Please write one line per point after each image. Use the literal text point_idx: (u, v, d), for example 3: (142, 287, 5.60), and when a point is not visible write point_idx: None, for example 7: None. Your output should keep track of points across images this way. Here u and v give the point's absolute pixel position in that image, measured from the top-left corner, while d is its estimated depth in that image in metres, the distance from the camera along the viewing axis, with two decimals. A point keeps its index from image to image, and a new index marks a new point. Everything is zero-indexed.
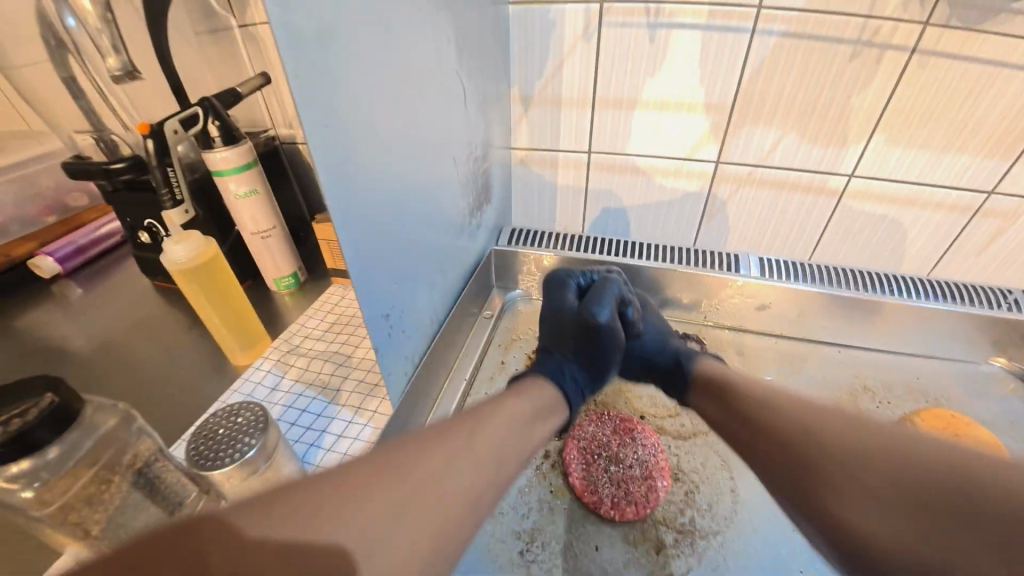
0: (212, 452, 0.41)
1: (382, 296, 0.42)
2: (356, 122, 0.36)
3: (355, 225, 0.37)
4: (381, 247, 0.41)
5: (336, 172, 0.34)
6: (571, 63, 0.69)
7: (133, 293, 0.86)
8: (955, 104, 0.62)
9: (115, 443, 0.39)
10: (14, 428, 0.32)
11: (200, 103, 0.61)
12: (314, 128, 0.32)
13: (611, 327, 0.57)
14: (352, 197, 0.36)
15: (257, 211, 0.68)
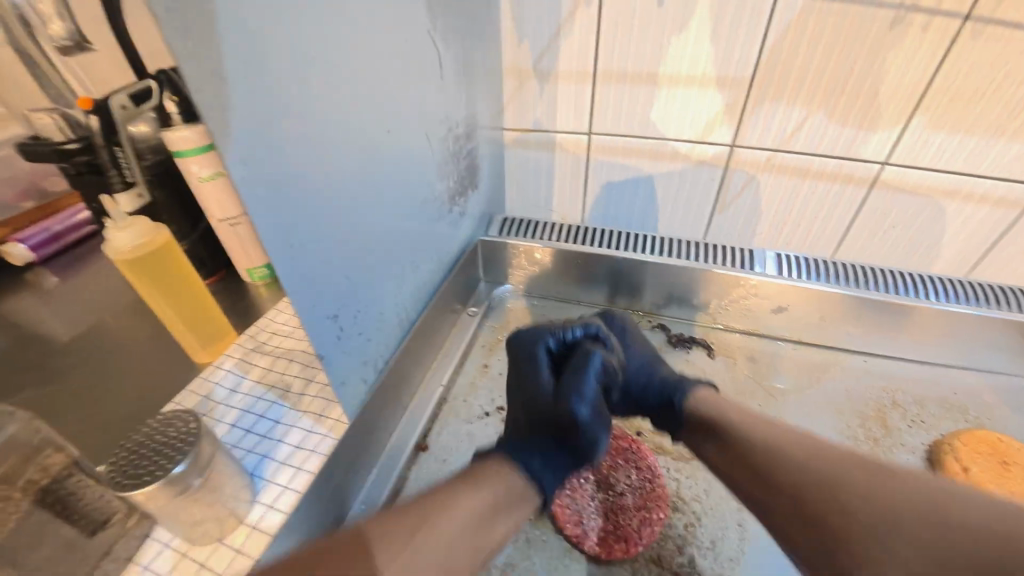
0: (132, 468, 0.36)
1: (326, 296, 0.36)
2: (278, 88, 0.29)
3: (280, 214, 0.31)
4: (323, 239, 0.35)
5: (249, 148, 0.28)
6: (569, 32, 0.62)
7: (106, 281, 0.82)
8: (1012, 80, 0.54)
9: (18, 452, 0.35)
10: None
11: (156, 78, 0.56)
12: (211, 94, 0.25)
13: (598, 416, 0.43)
14: (275, 180, 0.30)
15: (223, 196, 0.62)
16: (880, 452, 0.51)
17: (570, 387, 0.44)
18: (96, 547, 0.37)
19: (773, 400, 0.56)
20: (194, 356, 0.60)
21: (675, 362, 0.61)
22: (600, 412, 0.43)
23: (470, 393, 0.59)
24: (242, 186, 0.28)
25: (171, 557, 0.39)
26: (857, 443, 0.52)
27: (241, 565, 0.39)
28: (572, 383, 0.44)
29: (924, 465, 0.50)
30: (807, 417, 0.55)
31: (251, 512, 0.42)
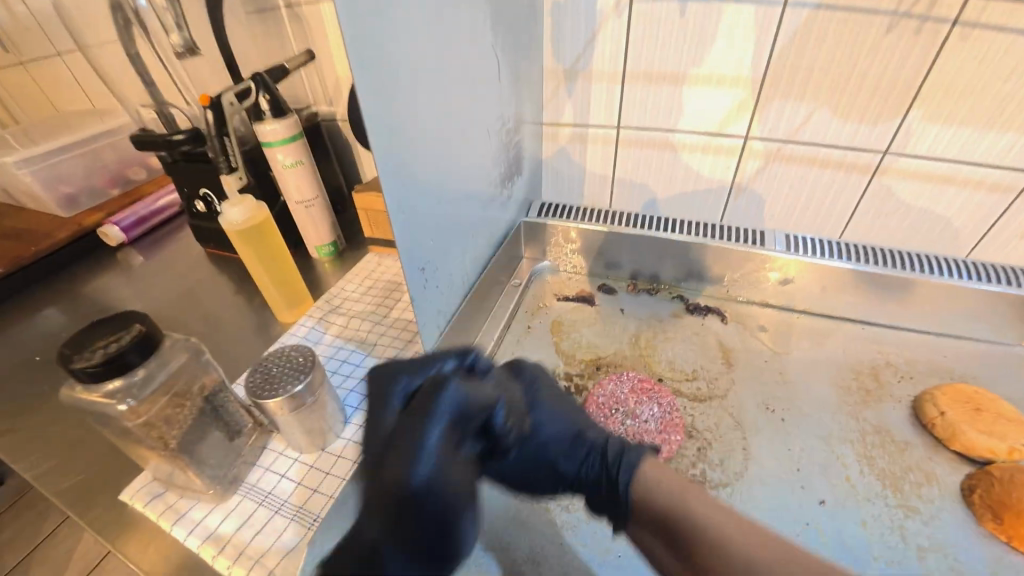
0: (262, 388, 0.45)
1: (418, 251, 0.47)
2: (399, 91, 0.40)
3: (397, 186, 0.42)
4: (419, 207, 0.46)
5: (382, 134, 0.39)
6: (603, 38, 0.71)
7: (189, 259, 0.94)
8: (999, 77, 0.60)
9: (188, 372, 0.45)
10: (109, 349, 0.37)
11: (252, 78, 0.65)
12: (364, 94, 0.36)
13: (439, 481, 0.35)
14: (395, 160, 0.41)
15: (302, 181, 0.72)
16: (870, 400, 0.59)
17: (406, 448, 0.35)
18: (235, 448, 0.47)
19: (777, 358, 0.64)
20: (279, 316, 0.71)
21: (693, 326, 0.69)
22: (444, 473, 0.35)
23: (517, 346, 0.67)
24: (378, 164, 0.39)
25: (286, 461, 0.49)
26: (851, 393, 0.59)
27: (344, 464, 0.48)
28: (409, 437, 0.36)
29: (909, 412, 0.57)
30: (810, 372, 0.62)
31: (345, 429, 0.52)
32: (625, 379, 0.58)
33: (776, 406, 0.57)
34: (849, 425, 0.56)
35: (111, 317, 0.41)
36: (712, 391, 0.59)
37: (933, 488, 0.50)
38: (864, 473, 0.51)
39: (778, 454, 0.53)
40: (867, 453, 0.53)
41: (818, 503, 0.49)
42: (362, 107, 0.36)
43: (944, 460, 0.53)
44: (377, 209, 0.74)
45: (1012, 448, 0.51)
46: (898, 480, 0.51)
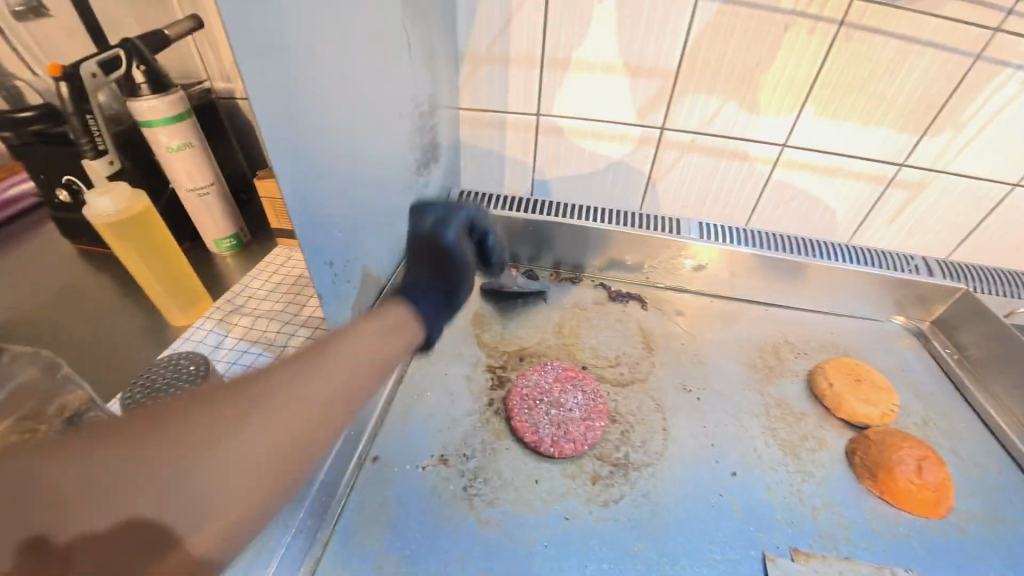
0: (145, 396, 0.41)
1: (323, 245, 0.43)
2: (291, 66, 0.36)
3: (296, 174, 0.38)
4: (323, 195, 0.42)
5: (274, 117, 0.35)
6: (522, 19, 0.69)
7: (54, 256, 0.80)
8: (875, 78, 0.67)
9: (38, 394, 0.38)
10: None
11: (122, 45, 0.57)
12: (250, 70, 0.32)
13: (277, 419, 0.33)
14: (292, 144, 0.37)
15: (192, 165, 0.64)
16: (772, 375, 0.64)
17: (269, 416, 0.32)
18: None
19: (693, 341, 0.67)
20: (170, 319, 0.63)
21: (616, 313, 0.70)
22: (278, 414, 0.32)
23: (443, 336, 0.64)
24: (271, 150, 0.35)
25: None
26: (756, 370, 0.64)
27: None
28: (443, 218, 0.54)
29: (804, 384, 0.63)
30: (722, 352, 0.66)
31: None
32: (551, 369, 0.58)
33: (692, 385, 0.60)
34: (755, 401, 0.60)
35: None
36: (632, 375, 0.61)
37: (824, 452, 0.55)
38: (767, 442, 0.55)
39: (692, 431, 0.55)
40: (770, 425, 0.57)
41: (730, 474, 0.52)
42: (250, 86, 0.32)
43: (833, 426, 0.58)
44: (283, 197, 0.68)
45: (883, 413, 0.58)
46: (795, 448, 0.55)
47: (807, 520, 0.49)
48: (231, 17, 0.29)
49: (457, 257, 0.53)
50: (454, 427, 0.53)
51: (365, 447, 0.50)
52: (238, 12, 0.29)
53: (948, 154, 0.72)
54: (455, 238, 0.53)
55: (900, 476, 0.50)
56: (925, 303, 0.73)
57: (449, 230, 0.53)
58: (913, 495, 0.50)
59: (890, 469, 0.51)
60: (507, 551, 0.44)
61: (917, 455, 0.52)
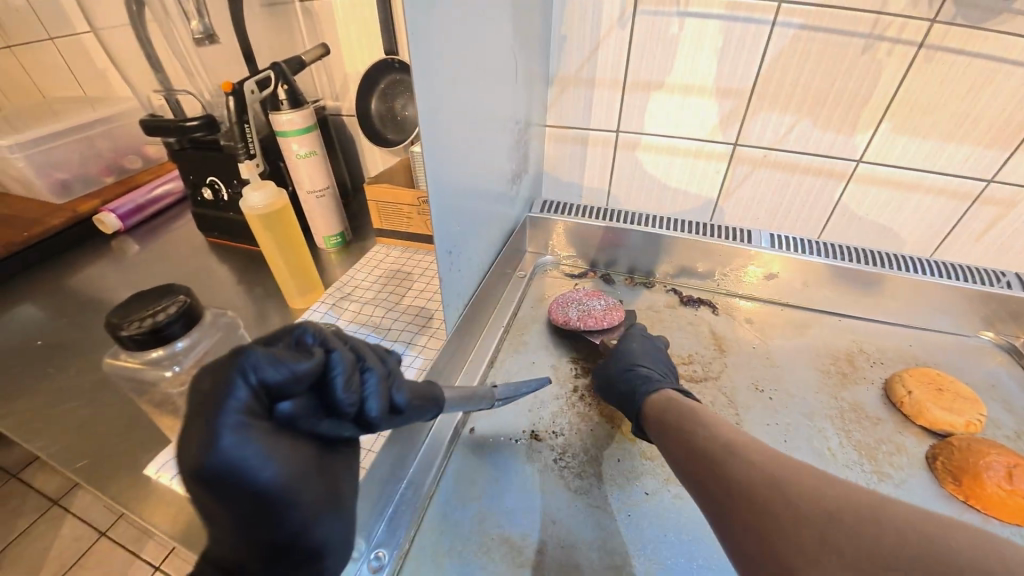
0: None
1: (446, 223, 0.50)
2: (438, 68, 0.43)
3: (436, 171, 0.45)
4: (449, 180, 0.48)
5: (427, 124, 0.42)
6: (606, 46, 0.76)
7: (189, 248, 0.93)
8: (958, 96, 0.68)
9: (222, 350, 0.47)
10: (156, 321, 0.40)
11: (272, 68, 0.68)
12: (417, 85, 0.40)
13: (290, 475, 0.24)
14: (435, 147, 0.45)
15: (314, 170, 0.75)
16: (847, 382, 0.65)
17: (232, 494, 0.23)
18: None
19: (766, 346, 0.69)
20: (290, 303, 0.72)
21: (688, 316, 0.73)
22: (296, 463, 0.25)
23: (527, 329, 0.69)
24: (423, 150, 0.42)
25: None
26: (830, 376, 0.66)
27: None
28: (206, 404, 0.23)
29: (881, 392, 0.64)
30: (797, 357, 0.68)
31: None
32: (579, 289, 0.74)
33: (765, 386, 0.63)
34: (830, 404, 0.62)
35: (156, 291, 0.44)
36: (706, 372, 0.64)
37: (903, 456, 0.57)
38: (843, 443, 0.57)
39: (766, 427, 0.58)
40: (845, 427, 0.59)
41: None
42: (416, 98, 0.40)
43: (912, 433, 0.59)
44: (388, 200, 0.77)
45: (967, 421, 0.58)
46: (871, 450, 0.57)
47: None
48: (411, 43, 0.37)
49: (253, 479, 0.23)
50: (541, 410, 0.58)
51: (461, 419, 0.57)
52: (416, 40, 0.38)
53: None
54: (242, 443, 0.22)
55: (987, 482, 0.51)
56: (1015, 318, 0.72)
57: (222, 428, 0.22)
58: (1003, 502, 0.51)
59: (977, 475, 0.52)
60: (588, 523, 0.48)
61: (1006, 461, 0.52)
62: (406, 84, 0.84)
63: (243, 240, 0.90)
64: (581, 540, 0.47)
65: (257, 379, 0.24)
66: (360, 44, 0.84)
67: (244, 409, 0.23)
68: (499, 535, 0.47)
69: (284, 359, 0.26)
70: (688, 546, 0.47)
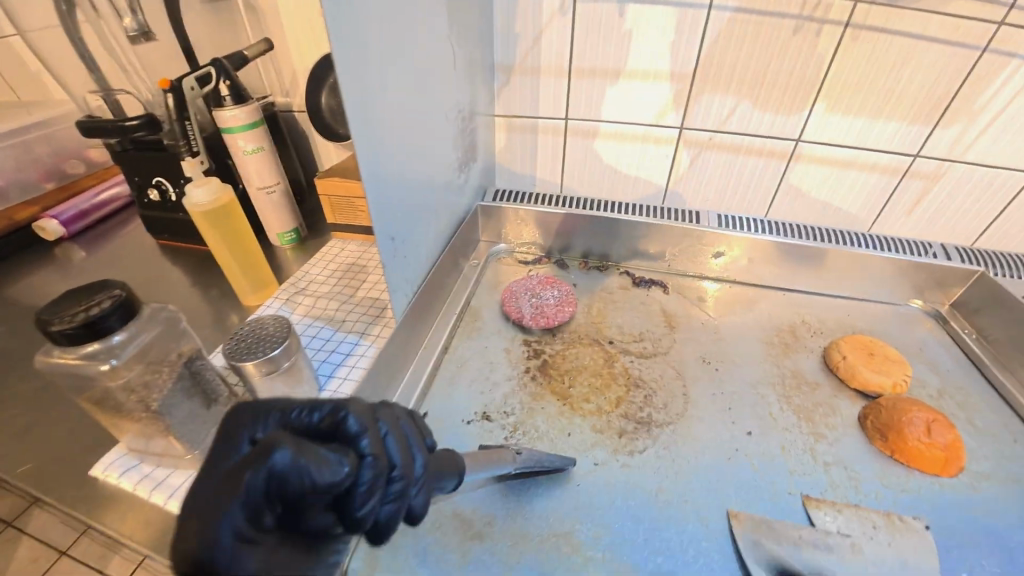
0: (250, 345, 0.49)
1: (390, 227, 0.51)
2: (369, 74, 0.44)
3: (371, 159, 0.46)
4: (389, 184, 0.50)
5: (359, 113, 0.43)
6: (550, 34, 0.77)
7: (138, 251, 0.91)
8: (883, 75, 0.72)
9: (162, 345, 0.46)
10: (90, 314, 0.39)
11: (213, 64, 0.68)
12: (344, 74, 0.40)
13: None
14: (368, 135, 0.45)
15: (262, 166, 0.74)
16: (789, 351, 0.68)
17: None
18: (212, 416, 0.50)
19: (713, 321, 0.72)
20: (243, 300, 0.71)
21: (640, 297, 0.75)
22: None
23: (481, 316, 0.70)
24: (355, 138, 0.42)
25: None
26: (773, 346, 0.69)
27: None
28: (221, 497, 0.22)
29: (820, 359, 0.67)
30: (742, 330, 0.71)
31: (320, 396, 0.53)
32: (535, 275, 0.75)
33: (712, 358, 0.65)
34: (772, 373, 0.64)
35: (94, 287, 0.43)
36: (656, 348, 0.66)
37: (837, 416, 0.60)
38: (782, 407, 0.60)
39: (712, 396, 0.61)
40: (785, 392, 0.62)
41: (745, 433, 0.57)
42: (343, 87, 0.40)
43: (847, 395, 0.62)
44: (339, 193, 0.76)
45: (895, 382, 0.62)
46: (809, 413, 0.60)
47: (818, 473, 0.54)
48: (333, 33, 0.37)
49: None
50: (495, 391, 0.59)
51: (413, 405, 0.57)
52: (338, 29, 0.38)
53: (963, 142, 0.76)
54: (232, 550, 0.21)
55: (909, 436, 0.55)
56: (941, 285, 0.76)
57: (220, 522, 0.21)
58: (922, 454, 0.54)
59: (900, 429, 0.56)
60: (537, 496, 0.49)
61: (926, 417, 0.56)
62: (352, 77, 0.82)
63: (195, 241, 0.88)
64: (531, 511, 0.48)
65: (278, 483, 0.22)
66: (304, 39, 0.84)
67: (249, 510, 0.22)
68: (449, 511, 0.48)
69: (313, 467, 0.23)
70: (633, 512, 0.48)
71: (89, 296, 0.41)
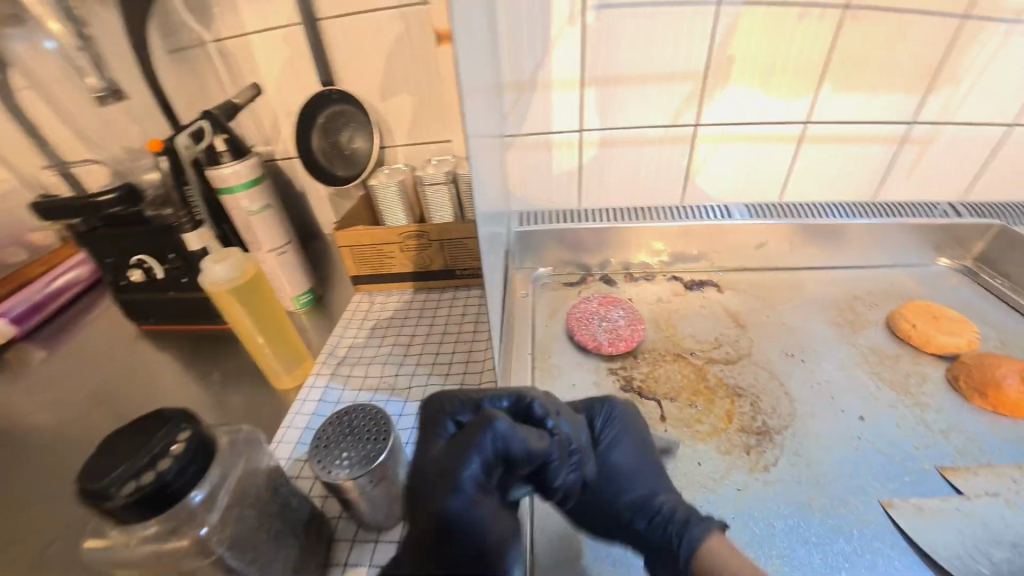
0: (322, 459, 0.39)
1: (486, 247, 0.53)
2: None
3: None
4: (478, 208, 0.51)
5: None
6: (558, 46, 0.74)
7: (116, 343, 0.78)
8: (881, 51, 0.75)
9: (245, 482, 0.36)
10: (161, 475, 0.30)
11: (204, 116, 0.59)
12: None
13: (473, 513, 0.31)
14: None
15: (269, 226, 0.65)
16: (857, 328, 0.68)
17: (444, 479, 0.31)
18: (310, 546, 0.40)
19: (776, 312, 0.71)
20: (276, 383, 0.62)
21: (697, 300, 0.73)
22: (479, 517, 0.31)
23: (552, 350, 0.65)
24: None
25: (367, 545, 0.43)
26: (842, 326, 0.68)
27: None
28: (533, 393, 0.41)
29: (888, 331, 0.68)
30: (805, 317, 0.70)
31: None
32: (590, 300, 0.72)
33: (794, 350, 0.64)
34: (853, 353, 0.64)
35: (142, 425, 0.32)
36: (738, 352, 0.64)
37: (929, 384, 0.60)
38: (878, 386, 0.60)
39: (810, 389, 0.59)
40: (874, 370, 0.62)
41: (857, 419, 0.56)
42: None
43: (928, 362, 0.63)
44: (361, 243, 0.69)
45: (969, 340, 0.63)
46: (905, 386, 0.60)
47: (939, 442, 0.54)
48: None
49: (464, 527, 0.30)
50: None
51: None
52: None
53: (952, 106, 0.80)
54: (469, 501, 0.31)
55: (1009, 389, 0.55)
56: (962, 243, 0.79)
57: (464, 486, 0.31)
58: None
59: (998, 384, 0.56)
60: None
61: (1018, 368, 0.56)
62: (349, 114, 0.77)
63: (187, 322, 0.76)
64: None
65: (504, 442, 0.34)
66: (293, 82, 0.78)
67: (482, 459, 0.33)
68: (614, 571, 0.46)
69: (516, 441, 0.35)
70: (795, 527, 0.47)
71: (144, 443, 0.31)
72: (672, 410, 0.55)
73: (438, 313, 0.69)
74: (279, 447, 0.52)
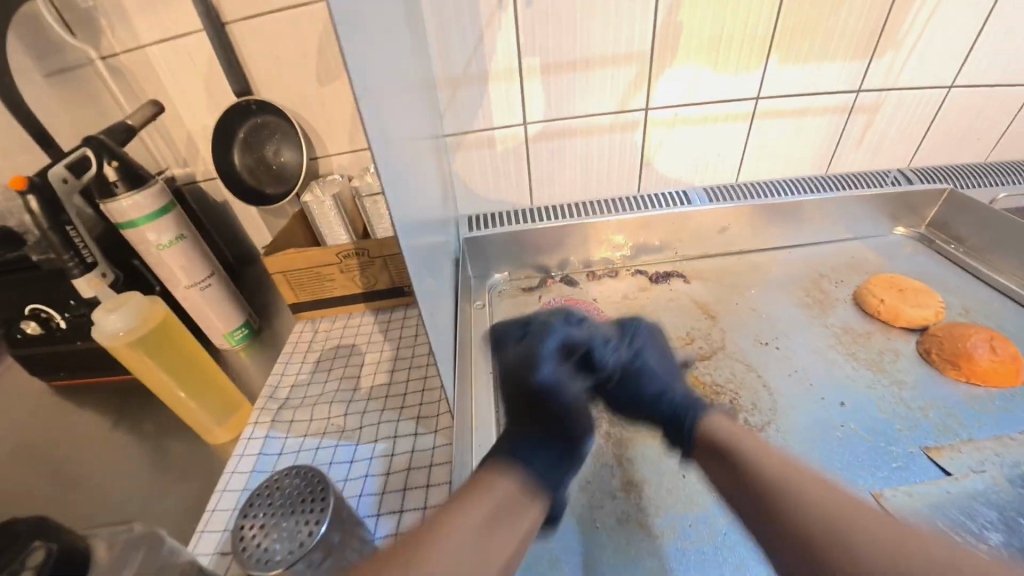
0: (252, 549, 0.33)
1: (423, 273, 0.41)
2: (371, 111, 0.35)
3: (394, 213, 0.37)
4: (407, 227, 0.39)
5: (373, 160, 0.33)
6: (492, 34, 0.68)
7: (22, 407, 0.68)
8: (821, 21, 0.73)
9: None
10: None
11: (87, 142, 0.51)
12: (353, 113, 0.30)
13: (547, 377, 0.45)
14: (387, 184, 0.36)
15: (186, 259, 0.58)
16: (826, 308, 0.66)
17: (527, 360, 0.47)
18: None
19: (744, 298, 0.68)
20: (210, 440, 0.54)
21: (664, 294, 0.70)
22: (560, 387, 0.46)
23: None
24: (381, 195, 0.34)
25: None
26: (811, 307, 0.66)
27: None
28: (530, 349, 0.48)
29: (856, 308, 0.66)
30: (773, 301, 0.68)
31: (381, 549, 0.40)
32: (552, 306, 0.67)
33: (767, 338, 0.62)
34: (825, 334, 0.62)
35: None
36: (711, 346, 0.61)
37: (902, 359, 0.59)
38: (854, 366, 0.58)
39: (788, 378, 0.57)
40: (848, 350, 0.60)
41: (839, 406, 0.53)
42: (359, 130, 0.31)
43: (898, 336, 0.62)
44: (297, 268, 0.61)
45: (935, 311, 0.62)
46: (879, 364, 0.58)
47: (920, 421, 0.52)
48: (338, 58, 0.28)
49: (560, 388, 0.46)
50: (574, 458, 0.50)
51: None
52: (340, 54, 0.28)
53: (894, 73, 0.80)
54: (552, 371, 0.46)
55: (980, 358, 0.55)
56: (915, 210, 0.79)
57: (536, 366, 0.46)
58: (997, 372, 0.54)
59: (969, 355, 0.55)
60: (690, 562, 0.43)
61: (987, 336, 0.56)
62: (271, 124, 0.70)
63: (103, 374, 0.67)
64: None
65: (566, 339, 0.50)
66: (204, 95, 0.69)
67: (552, 353, 0.48)
68: None
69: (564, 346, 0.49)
70: None
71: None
72: (666, 377, 0.52)
73: (389, 337, 0.63)
74: (213, 516, 0.45)
